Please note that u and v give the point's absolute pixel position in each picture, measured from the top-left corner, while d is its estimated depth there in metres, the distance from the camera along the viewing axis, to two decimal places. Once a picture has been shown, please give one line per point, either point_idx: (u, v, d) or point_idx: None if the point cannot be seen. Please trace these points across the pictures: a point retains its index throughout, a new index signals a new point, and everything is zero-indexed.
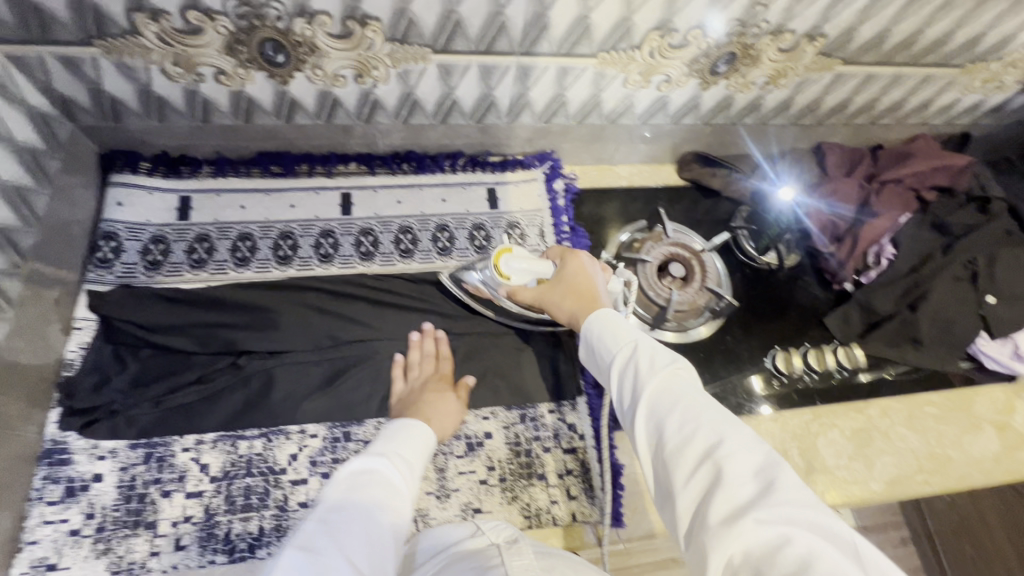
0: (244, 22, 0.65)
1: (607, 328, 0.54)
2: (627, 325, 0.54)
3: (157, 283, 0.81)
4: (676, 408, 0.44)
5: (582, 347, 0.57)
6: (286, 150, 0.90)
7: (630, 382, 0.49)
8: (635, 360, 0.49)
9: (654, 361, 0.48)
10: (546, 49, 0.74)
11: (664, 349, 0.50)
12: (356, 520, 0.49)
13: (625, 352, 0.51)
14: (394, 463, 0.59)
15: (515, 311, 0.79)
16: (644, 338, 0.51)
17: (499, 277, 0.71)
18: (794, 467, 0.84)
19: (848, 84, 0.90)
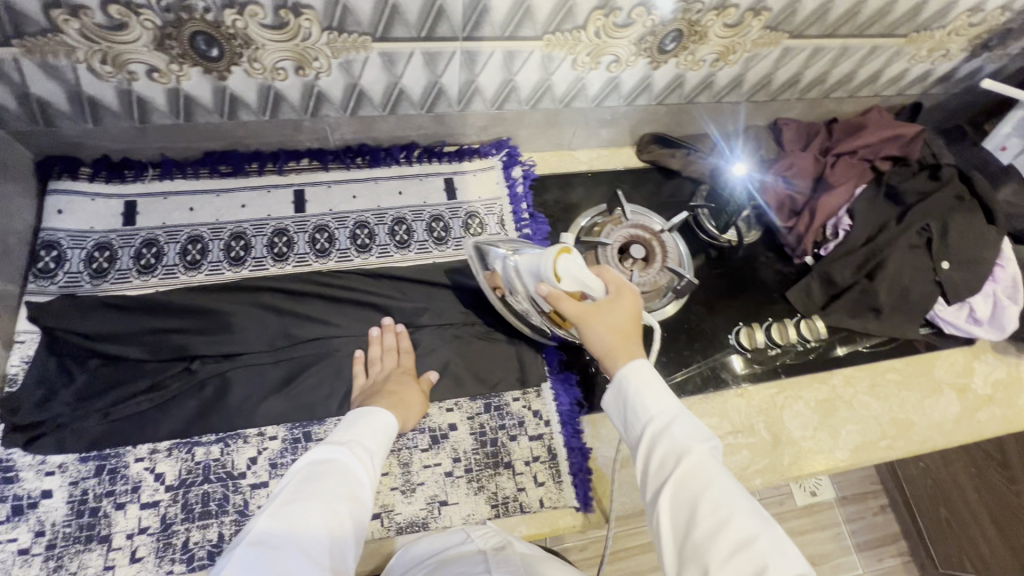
0: (171, 16, 0.63)
1: (642, 387, 0.55)
2: (664, 389, 0.55)
3: (104, 291, 0.79)
4: (714, 495, 0.47)
5: (611, 399, 0.57)
6: (233, 149, 0.88)
7: (664, 456, 0.51)
8: (671, 433, 0.52)
9: (691, 440, 0.51)
10: (489, 33, 0.73)
11: (698, 427, 0.52)
12: (311, 513, 0.50)
13: (659, 422, 0.53)
14: (354, 452, 0.59)
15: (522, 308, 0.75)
16: (680, 410, 0.53)
17: (547, 274, 0.62)
18: (762, 441, 0.85)
19: (797, 57, 0.90)
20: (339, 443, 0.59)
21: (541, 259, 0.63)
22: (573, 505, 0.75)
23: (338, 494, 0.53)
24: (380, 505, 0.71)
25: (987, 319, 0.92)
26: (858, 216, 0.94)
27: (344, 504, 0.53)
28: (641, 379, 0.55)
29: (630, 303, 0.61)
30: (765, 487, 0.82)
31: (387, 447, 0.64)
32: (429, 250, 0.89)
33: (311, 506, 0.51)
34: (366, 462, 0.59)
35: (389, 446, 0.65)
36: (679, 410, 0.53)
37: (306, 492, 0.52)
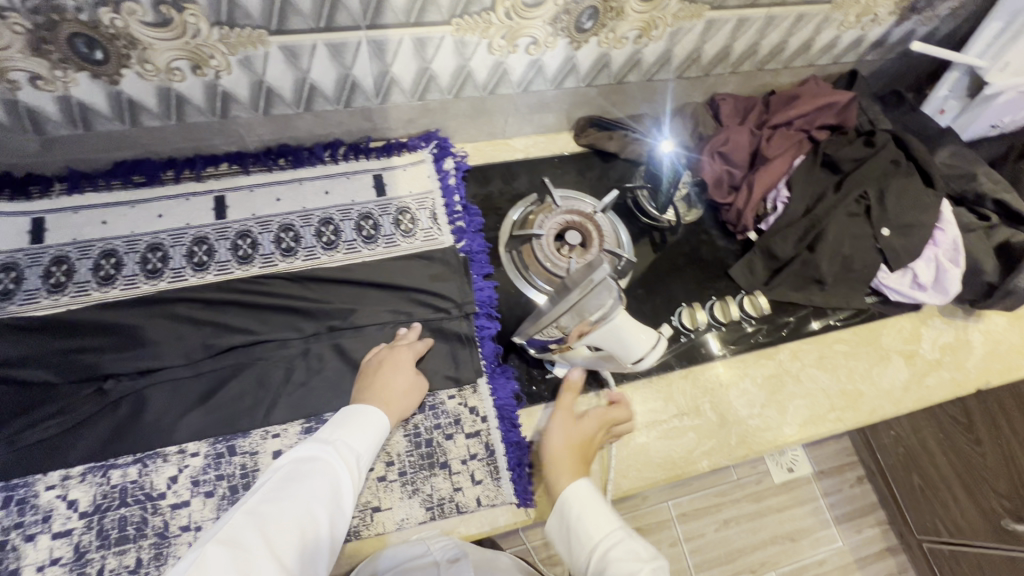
0: (41, 17, 0.59)
1: (585, 510, 0.61)
2: (602, 512, 0.61)
3: (11, 314, 0.75)
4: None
5: (557, 529, 0.62)
6: (146, 157, 0.84)
7: (609, 573, 0.55)
8: (618, 553, 0.57)
9: (635, 557, 0.56)
10: (393, 19, 0.71)
11: (645, 548, 0.57)
12: (286, 514, 0.53)
13: (606, 544, 0.58)
14: (341, 455, 0.62)
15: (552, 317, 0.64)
16: (624, 532, 0.59)
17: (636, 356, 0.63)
18: (708, 422, 0.83)
19: (723, 30, 0.89)
20: (327, 444, 0.63)
21: (638, 339, 0.62)
22: (511, 500, 0.73)
23: (317, 495, 0.57)
24: None
25: (930, 284, 0.91)
26: (796, 188, 0.92)
27: (321, 508, 0.56)
28: (586, 499, 0.62)
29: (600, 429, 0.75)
30: (713, 469, 0.80)
31: (373, 450, 0.67)
32: (358, 250, 0.86)
33: (289, 509, 0.54)
34: (349, 464, 0.62)
35: (376, 451, 0.68)
36: (626, 532, 0.59)
37: (288, 492, 0.56)
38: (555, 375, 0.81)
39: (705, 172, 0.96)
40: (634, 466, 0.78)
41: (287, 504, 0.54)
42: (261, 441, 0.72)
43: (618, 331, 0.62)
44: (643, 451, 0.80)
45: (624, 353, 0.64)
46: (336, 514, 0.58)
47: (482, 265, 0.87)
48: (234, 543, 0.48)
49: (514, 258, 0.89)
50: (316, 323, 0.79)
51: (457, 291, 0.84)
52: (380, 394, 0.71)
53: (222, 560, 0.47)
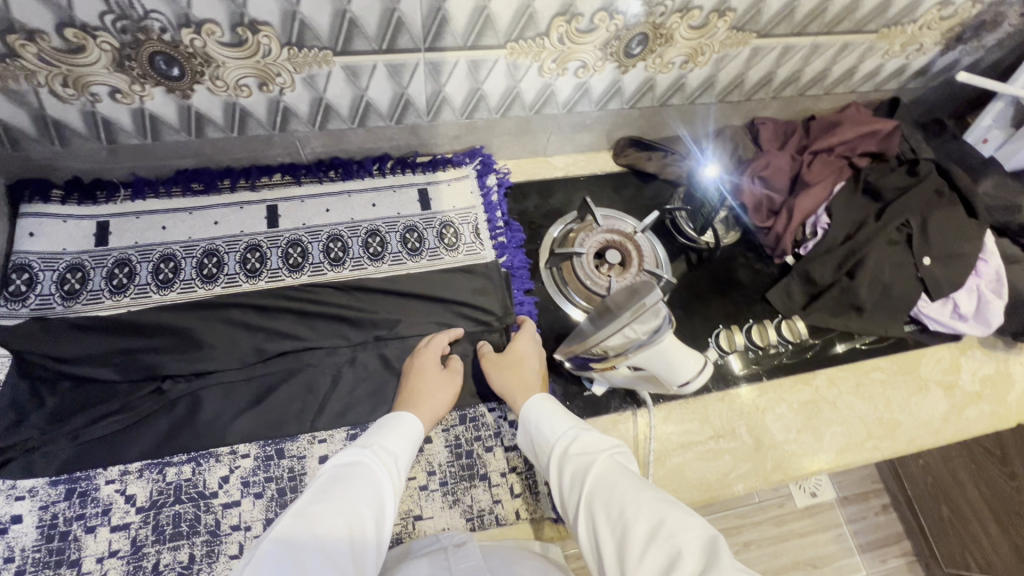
0: (128, 36, 0.63)
1: (544, 411, 0.68)
2: (559, 415, 0.68)
3: (76, 313, 0.78)
4: (618, 478, 0.57)
5: (524, 438, 0.70)
6: (205, 166, 0.88)
7: (575, 459, 0.62)
8: (581, 443, 0.63)
9: (597, 446, 0.62)
10: (452, 43, 0.73)
11: (604, 437, 0.64)
12: (334, 514, 0.53)
13: (571, 435, 0.64)
14: (381, 459, 0.63)
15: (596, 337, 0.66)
16: (586, 426, 0.66)
17: (683, 380, 0.64)
18: (744, 446, 0.83)
19: (768, 57, 0.90)
20: (366, 448, 0.63)
21: (684, 364, 0.63)
22: (549, 516, 0.74)
23: (361, 498, 0.57)
24: None
25: (972, 314, 0.91)
26: (836, 214, 0.92)
27: (367, 510, 0.56)
28: (548, 404, 0.70)
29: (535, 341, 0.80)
30: (748, 493, 0.80)
31: (411, 455, 0.67)
32: (403, 262, 0.89)
33: (337, 508, 0.54)
34: (388, 468, 0.62)
35: (413, 456, 0.68)
36: (587, 427, 0.66)
37: (333, 493, 0.56)
38: (593, 392, 0.83)
39: (744, 196, 0.96)
40: (670, 487, 0.79)
41: (334, 505, 0.54)
42: (308, 446, 0.74)
43: (665, 352, 0.63)
44: (679, 471, 0.80)
45: (670, 377, 0.65)
46: (381, 517, 0.57)
47: (523, 281, 0.89)
48: (287, 544, 0.49)
49: (554, 275, 0.91)
50: (362, 332, 0.81)
51: (499, 306, 0.86)
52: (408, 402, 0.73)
53: (279, 560, 0.47)
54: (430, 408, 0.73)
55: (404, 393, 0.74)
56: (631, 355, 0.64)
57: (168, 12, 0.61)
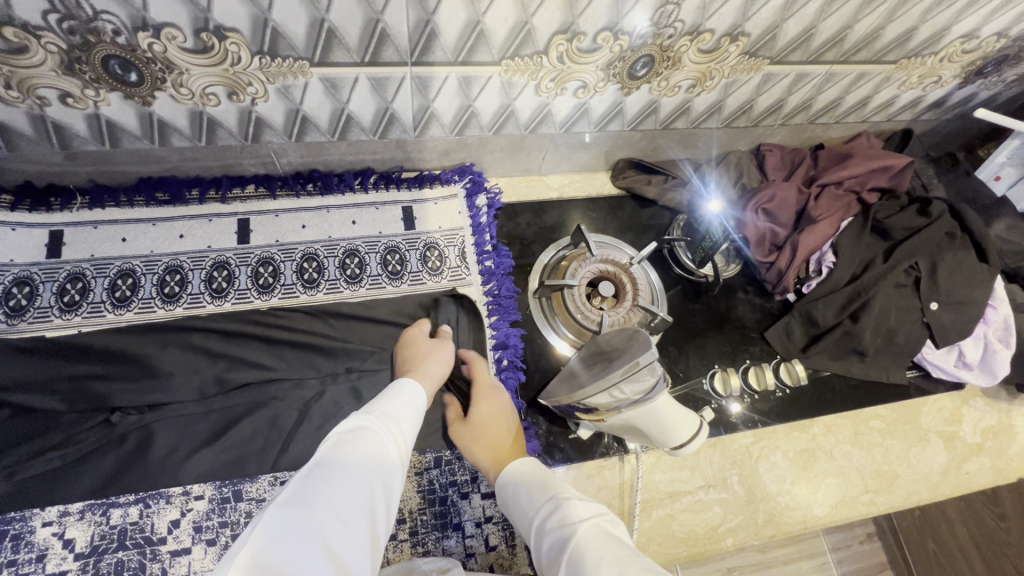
0: (76, 38, 0.56)
1: (522, 480, 0.60)
2: (541, 482, 0.60)
3: (21, 332, 0.72)
4: (606, 550, 0.47)
5: (504, 505, 0.61)
6: (172, 174, 0.81)
7: (555, 534, 0.52)
8: (563, 510, 0.54)
9: (582, 513, 0.53)
10: (441, 58, 0.67)
11: (589, 502, 0.55)
12: (343, 479, 0.49)
13: (549, 505, 0.56)
14: (385, 423, 0.58)
15: (589, 389, 0.60)
16: (572, 491, 0.57)
17: (681, 439, 0.59)
18: (735, 497, 0.79)
19: (780, 83, 0.84)
20: (368, 414, 0.58)
21: (678, 423, 0.59)
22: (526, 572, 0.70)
23: (372, 462, 0.52)
24: None
25: (977, 363, 0.87)
26: (843, 253, 0.87)
27: (378, 474, 0.52)
28: (519, 475, 0.62)
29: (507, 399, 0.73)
30: (737, 548, 0.76)
31: (417, 420, 0.63)
32: (382, 286, 0.83)
33: (347, 471, 0.50)
34: (393, 432, 0.58)
35: (418, 422, 0.63)
36: (574, 493, 0.57)
37: (342, 458, 0.51)
38: (578, 435, 0.78)
39: (745, 230, 0.91)
40: (655, 541, 0.74)
41: (345, 470, 0.50)
42: (268, 488, 0.70)
43: (658, 413, 0.58)
44: (666, 522, 0.76)
45: (664, 436, 0.60)
46: (390, 483, 0.53)
47: (508, 311, 0.84)
48: (298, 509, 0.44)
49: (543, 304, 0.85)
50: (334, 363, 0.76)
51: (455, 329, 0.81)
52: (405, 369, 0.70)
53: (285, 525, 0.43)
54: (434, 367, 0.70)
55: (401, 366, 0.72)
56: (627, 411, 0.58)
57: (122, 15, 0.55)
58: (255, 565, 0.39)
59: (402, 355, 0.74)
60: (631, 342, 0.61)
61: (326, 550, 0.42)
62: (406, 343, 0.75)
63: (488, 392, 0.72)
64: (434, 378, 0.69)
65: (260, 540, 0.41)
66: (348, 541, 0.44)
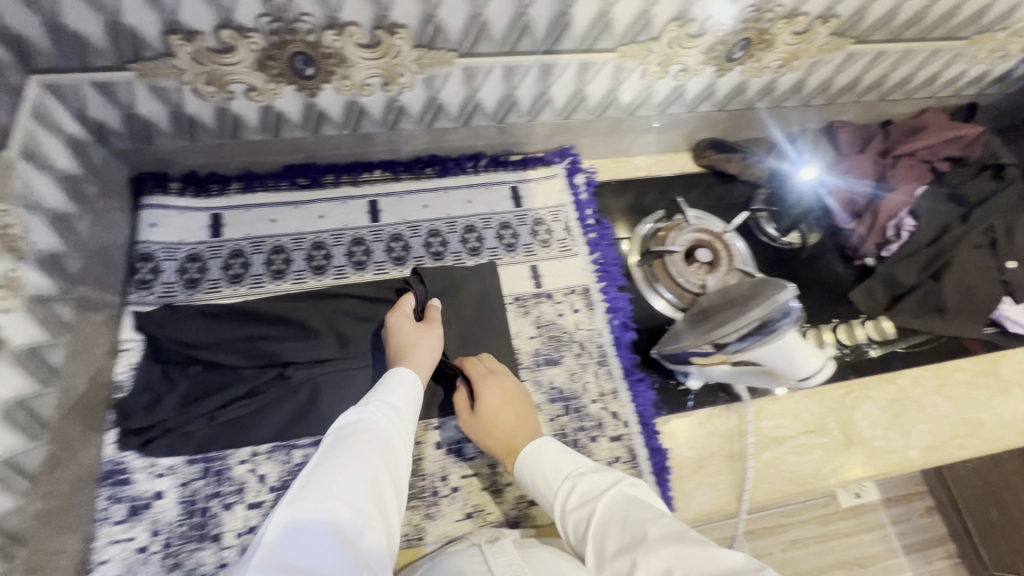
0: (276, 37, 0.66)
1: (541, 460, 0.66)
2: (558, 460, 0.66)
3: (199, 301, 0.82)
4: (628, 515, 0.55)
5: (527, 482, 0.67)
6: (312, 162, 0.91)
7: (579, 512, 0.59)
8: (582, 488, 0.61)
9: (602, 486, 0.60)
10: (569, 46, 0.76)
11: (604, 473, 0.62)
12: (345, 471, 0.54)
13: (569, 485, 0.62)
14: (385, 413, 0.62)
15: (718, 333, 0.67)
16: (580, 466, 0.64)
17: (809, 368, 0.66)
18: (834, 441, 0.86)
19: (860, 62, 0.92)
20: (368, 405, 0.63)
21: (806, 356, 0.66)
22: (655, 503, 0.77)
23: (373, 451, 0.57)
24: (472, 505, 0.76)
25: None
26: (923, 217, 0.94)
27: (381, 460, 0.57)
28: (536, 457, 0.67)
29: (510, 380, 0.75)
30: (841, 486, 0.83)
31: (417, 405, 0.68)
32: (500, 257, 0.91)
33: (350, 464, 0.55)
34: (393, 420, 0.62)
35: (417, 408, 0.68)
36: (584, 466, 0.64)
37: (345, 452, 0.56)
38: (688, 387, 0.85)
39: (833, 193, 0.97)
40: (766, 480, 0.81)
41: (347, 461, 0.55)
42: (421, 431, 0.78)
43: (787, 347, 0.65)
44: (774, 464, 0.83)
45: (793, 368, 0.67)
46: (395, 467, 0.58)
47: (615, 277, 0.91)
48: (307, 504, 0.50)
49: (646, 275, 0.93)
50: None
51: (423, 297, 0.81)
52: (398, 360, 0.71)
53: (297, 518, 0.48)
54: (424, 358, 0.72)
55: (393, 355, 0.73)
56: (756, 349, 0.66)
57: (319, 16, 0.64)
58: (276, 554, 0.45)
59: (392, 344, 0.74)
60: (754, 289, 0.68)
61: (338, 536, 0.48)
62: (394, 329, 0.75)
63: (488, 379, 0.74)
64: (427, 365, 0.72)
65: (278, 536, 0.47)
66: (358, 525, 0.50)
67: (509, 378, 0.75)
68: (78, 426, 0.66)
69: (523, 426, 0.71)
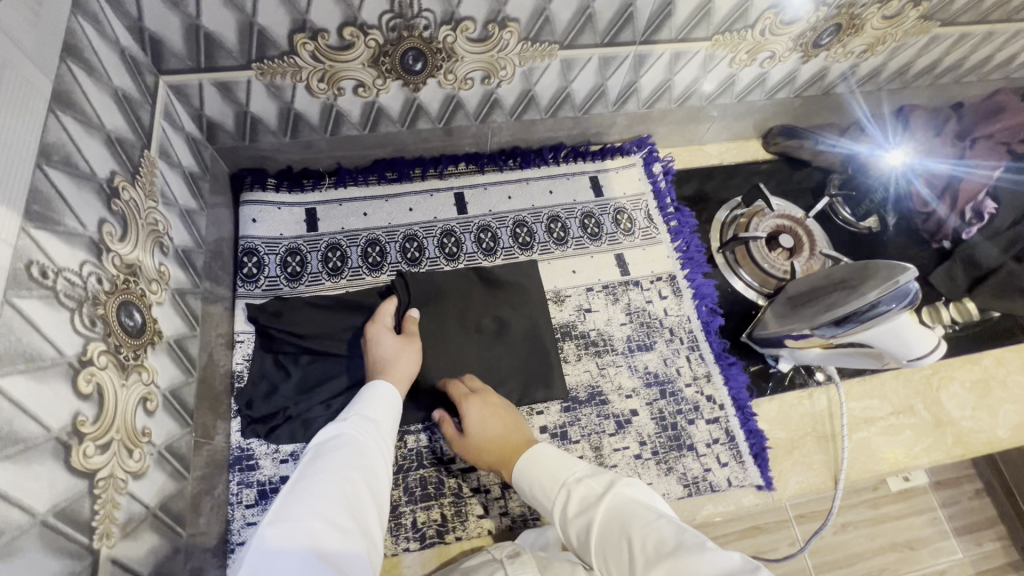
0: (394, 34, 0.67)
1: (537, 467, 0.63)
2: (553, 463, 0.62)
3: (302, 293, 0.84)
4: (625, 527, 0.52)
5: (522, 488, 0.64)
6: (401, 156, 0.93)
7: (578, 521, 0.56)
8: (577, 497, 0.58)
9: (596, 494, 0.57)
10: (666, 36, 0.77)
11: (599, 476, 0.59)
12: (329, 487, 0.51)
13: (564, 493, 0.59)
14: (364, 428, 0.60)
15: (834, 314, 0.69)
16: (577, 471, 0.60)
17: (922, 351, 0.67)
18: (923, 421, 0.87)
19: (942, 45, 0.92)
20: (346, 421, 0.60)
21: (920, 338, 0.66)
22: (757, 482, 0.79)
23: (357, 466, 0.54)
24: None
25: None
26: None
27: (364, 475, 0.54)
28: (529, 465, 0.63)
29: (492, 394, 0.74)
30: (932, 465, 0.84)
31: (396, 418, 0.65)
32: (585, 246, 0.93)
33: (334, 478, 0.52)
34: (372, 435, 0.59)
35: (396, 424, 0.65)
36: (579, 471, 0.61)
37: (327, 466, 0.53)
38: (780, 370, 0.87)
39: (924, 178, 0.96)
40: (860, 459, 0.83)
41: (331, 476, 0.52)
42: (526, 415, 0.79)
43: (899, 329, 0.66)
44: (866, 444, 0.84)
45: (905, 350, 0.67)
46: (376, 483, 0.56)
47: (700, 264, 0.92)
48: (291, 522, 0.46)
49: (727, 258, 0.95)
50: (562, 312, 0.87)
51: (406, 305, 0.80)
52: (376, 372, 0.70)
53: (279, 539, 0.45)
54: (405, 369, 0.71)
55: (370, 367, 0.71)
56: (866, 330, 0.67)
57: (438, 12, 0.66)
58: None
59: (370, 357, 0.72)
60: (863, 271, 0.69)
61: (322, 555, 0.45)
62: (372, 344, 0.73)
63: (471, 396, 0.73)
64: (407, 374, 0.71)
65: (257, 559, 0.43)
66: (343, 542, 0.47)
67: (490, 394, 0.74)
68: (209, 415, 0.69)
69: (514, 433, 0.69)
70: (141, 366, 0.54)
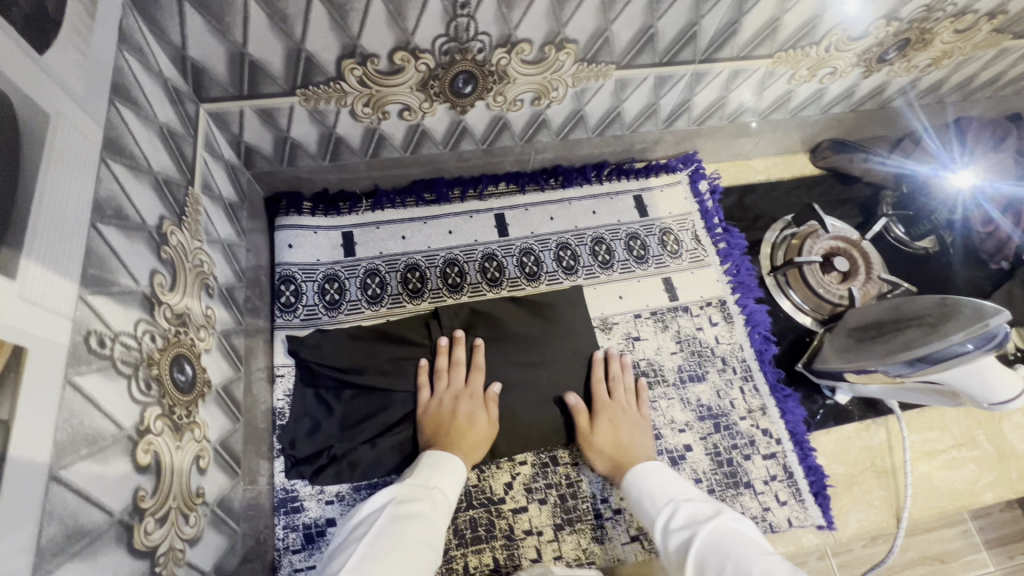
0: (446, 57, 0.63)
1: (657, 477, 0.63)
2: (676, 483, 0.62)
3: (341, 322, 0.81)
4: (725, 547, 0.49)
5: (630, 495, 0.64)
6: (440, 176, 0.89)
7: (678, 534, 0.55)
8: (684, 513, 0.56)
9: (705, 513, 0.55)
10: (727, 54, 0.73)
11: (711, 502, 0.57)
12: (398, 552, 0.51)
13: (671, 509, 0.58)
14: (432, 497, 0.60)
15: (906, 355, 0.65)
16: (691, 493, 0.60)
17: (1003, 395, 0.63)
18: (986, 454, 0.83)
19: (1010, 58, 0.87)
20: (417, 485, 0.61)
21: (1001, 383, 0.62)
22: (817, 522, 0.76)
23: (424, 535, 0.55)
24: (637, 527, 0.74)
25: None
26: None
27: (429, 546, 0.54)
28: (648, 475, 0.64)
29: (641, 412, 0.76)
30: (997, 502, 0.81)
31: (457, 489, 0.64)
32: (631, 269, 0.89)
33: (402, 544, 0.52)
34: (438, 507, 0.60)
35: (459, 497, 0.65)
36: (693, 496, 0.59)
37: (397, 530, 0.54)
38: (836, 402, 0.84)
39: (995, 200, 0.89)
40: (921, 496, 0.80)
41: (399, 540, 0.52)
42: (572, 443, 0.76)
43: (978, 372, 0.62)
44: (927, 480, 0.81)
45: (985, 393, 0.63)
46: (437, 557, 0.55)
47: (751, 289, 0.88)
48: None
49: (777, 280, 0.92)
50: (610, 341, 0.84)
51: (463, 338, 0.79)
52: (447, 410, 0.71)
53: None
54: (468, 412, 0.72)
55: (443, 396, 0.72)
56: (941, 373, 0.64)
57: (494, 34, 0.62)
58: None
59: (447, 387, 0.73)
60: (943, 312, 0.65)
61: None
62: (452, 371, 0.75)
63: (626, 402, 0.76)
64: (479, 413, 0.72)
65: None
66: None
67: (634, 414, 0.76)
68: (253, 458, 0.66)
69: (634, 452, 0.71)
70: (193, 423, 0.51)
